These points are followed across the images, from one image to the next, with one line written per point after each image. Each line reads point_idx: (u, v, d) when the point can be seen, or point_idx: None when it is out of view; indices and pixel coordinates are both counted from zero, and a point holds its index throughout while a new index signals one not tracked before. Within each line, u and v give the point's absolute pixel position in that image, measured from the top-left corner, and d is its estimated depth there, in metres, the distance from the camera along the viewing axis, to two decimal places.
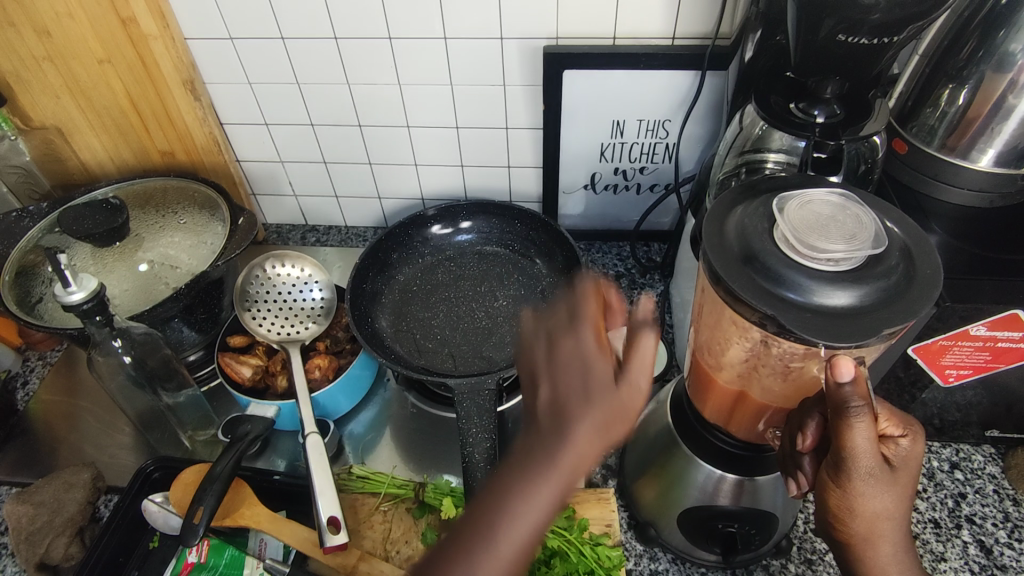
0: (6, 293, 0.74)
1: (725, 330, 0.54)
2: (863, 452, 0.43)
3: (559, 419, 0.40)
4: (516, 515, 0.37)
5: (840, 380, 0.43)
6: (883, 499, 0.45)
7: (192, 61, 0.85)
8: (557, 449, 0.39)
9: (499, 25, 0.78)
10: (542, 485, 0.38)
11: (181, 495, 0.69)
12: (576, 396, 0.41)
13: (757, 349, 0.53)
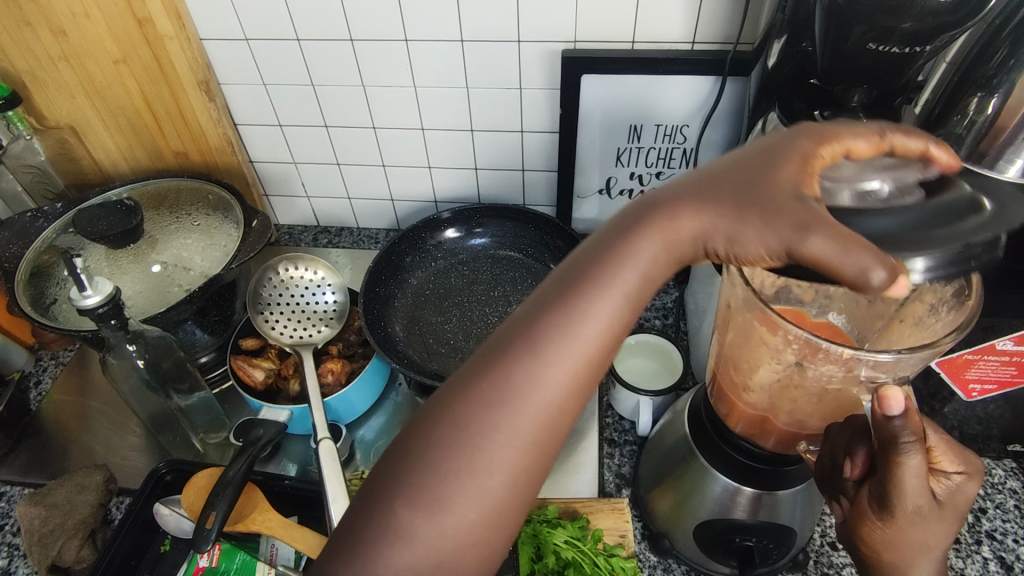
0: (20, 294, 0.74)
1: (753, 349, 0.55)
2: (912, 488, 0.42)
3: (640, 246, 0.40)
4: (550, 340, 0.39)
5: (889, 414, 0.42)
6: (930, 534, 0.45)
7: (207, 61, 0.85)
8: (618, 273, 0.40)
9: (516, 28, 0.77)
10: (599, 306, 0.40)
11: (194, 499, 0.69)
12: (663, 224, 0.40)
13: (790, 372, 0.53)
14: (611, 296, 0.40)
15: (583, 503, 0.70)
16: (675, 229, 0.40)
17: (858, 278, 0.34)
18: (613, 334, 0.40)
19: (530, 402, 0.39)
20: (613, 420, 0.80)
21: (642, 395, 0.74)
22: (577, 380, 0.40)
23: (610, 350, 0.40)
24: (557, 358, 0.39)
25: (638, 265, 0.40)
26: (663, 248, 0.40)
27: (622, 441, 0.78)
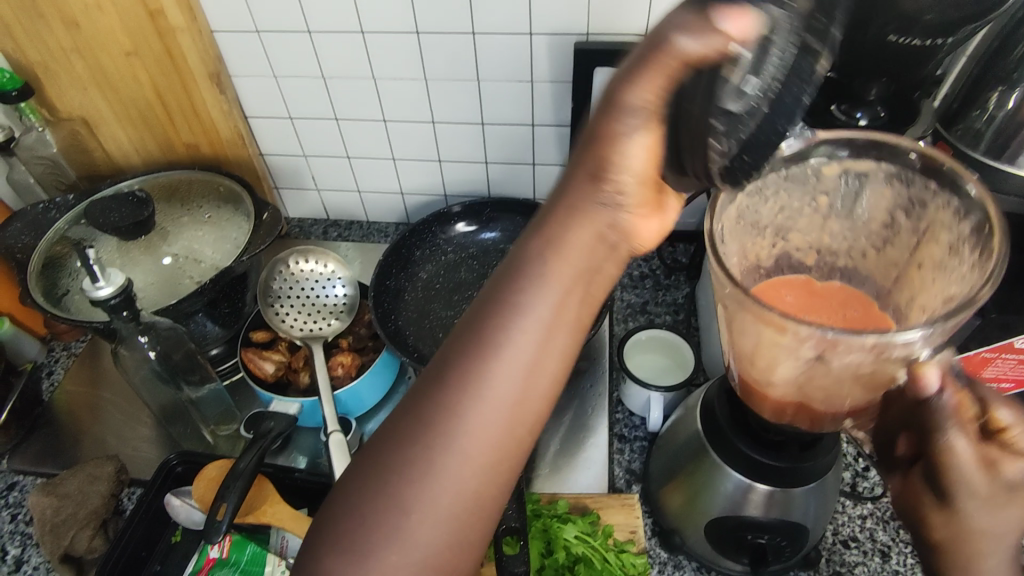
0: (33, 286, 0.74)
1: (766, 346, 0.48)
2: (964, 470, 0.41)
3: (529, 244, 0.38)
4: (464, 378, 0.37)
5: (928, 392, 0.42)
6: (998, 519, 0.41)
7: (219, 54, 0.85)
8: (527, 300, 0.37)
9: (528, 20, 0.76)
10: (496, 308, 0.37)
11: (204, 491, 0.69)
12: (549, 219, 0.38)
13: (812, 367, 0.46)
14: (510, 296, 0.37)
15: (593, 499, 0.69)
16: (564, 222, 0.38)
17: (671, 58, 0.33)
18: (536, 364, 0.37)
19: (440, 418, 0.37)
20: (623, 416, 0.79)
21: (652, 391, 0.74)
22: (500, 417, 0.37)
23: (533, 380, 0.38)
24: (458, 364, 0.37)
25: (529, 259, 0.38)
26: (555, 241, 0.38)
27: (632, 437, 0.78)
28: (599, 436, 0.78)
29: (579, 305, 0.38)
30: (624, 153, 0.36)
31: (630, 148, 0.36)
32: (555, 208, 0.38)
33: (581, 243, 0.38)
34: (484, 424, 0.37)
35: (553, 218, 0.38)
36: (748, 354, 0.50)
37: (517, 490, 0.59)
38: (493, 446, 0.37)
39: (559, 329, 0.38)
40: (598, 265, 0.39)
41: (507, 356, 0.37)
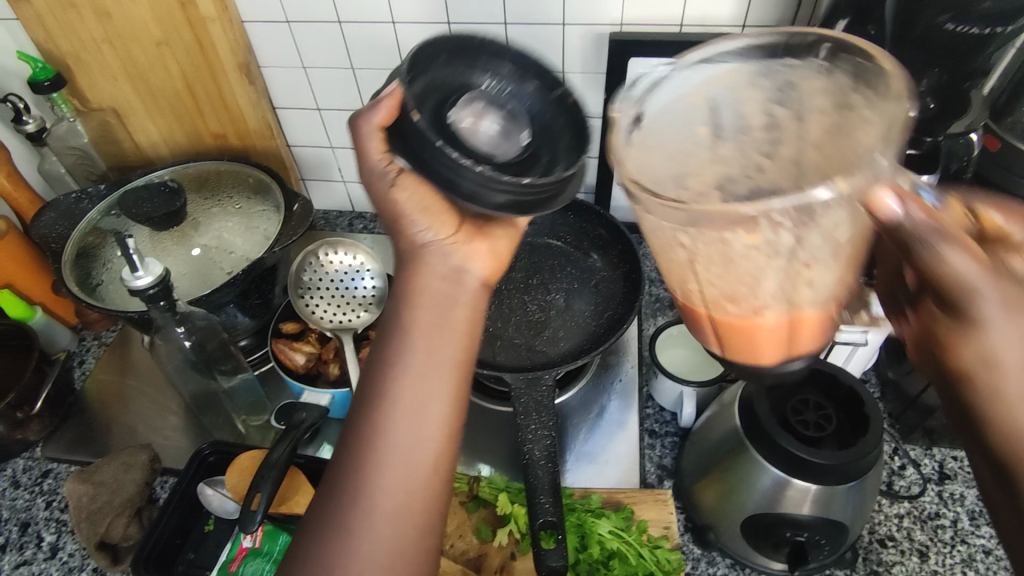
0: (69, 276, 0.75)
1: (738, 262, 0.34)
2: (971, 291, 0.33)
3: (391, 315, 0.47)
4: (369, 411, 0.44)
5: (896, 215, 0.31)
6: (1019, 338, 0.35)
7: (249, 45, 0.84)
8: (401, 338, 0.46)
9: (562, 10, 0.75)
10: (377, 369, 0.46)
11: (237, 481, 0.70)
12: (405, 293, 0.48)
13: (792, 261, 0.34)
14: (388, 354, 0.46)
15: (625, 494, 0.69)
16: (414, 295, 0.47)
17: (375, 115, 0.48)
18: (426, 386, 0.45)
19: (346, 469, 0.44)
20: (654, 410, 0.80)
21: (686, 387, 0.73)
22: (407, 433, 0.44)
23: (427, 395, 0.45)
24: (361, 397, 0.45)
25: (392, 326, 0.47)
26: (416, 309, 0.47)
27: (663, 432, 0.78)
28: (628, 430, 0.77)
29: (450, 348, 0.47)
30: (416, 213, 0.50)
31: (395, 196, 0.50)
32: (404, 284, 0.48)
33: (430, 291, 0.48)
34: (390, 466, 0.43)
35: (407, 291, 0.48)
36: (726, 290, 0.36)
37: (553, 486, 0.59)
38: (404, 481, 0.44)
39: (438, 374, 0.46)
40: (458, 319, 0.48)
41: (394, 403, 0.44)
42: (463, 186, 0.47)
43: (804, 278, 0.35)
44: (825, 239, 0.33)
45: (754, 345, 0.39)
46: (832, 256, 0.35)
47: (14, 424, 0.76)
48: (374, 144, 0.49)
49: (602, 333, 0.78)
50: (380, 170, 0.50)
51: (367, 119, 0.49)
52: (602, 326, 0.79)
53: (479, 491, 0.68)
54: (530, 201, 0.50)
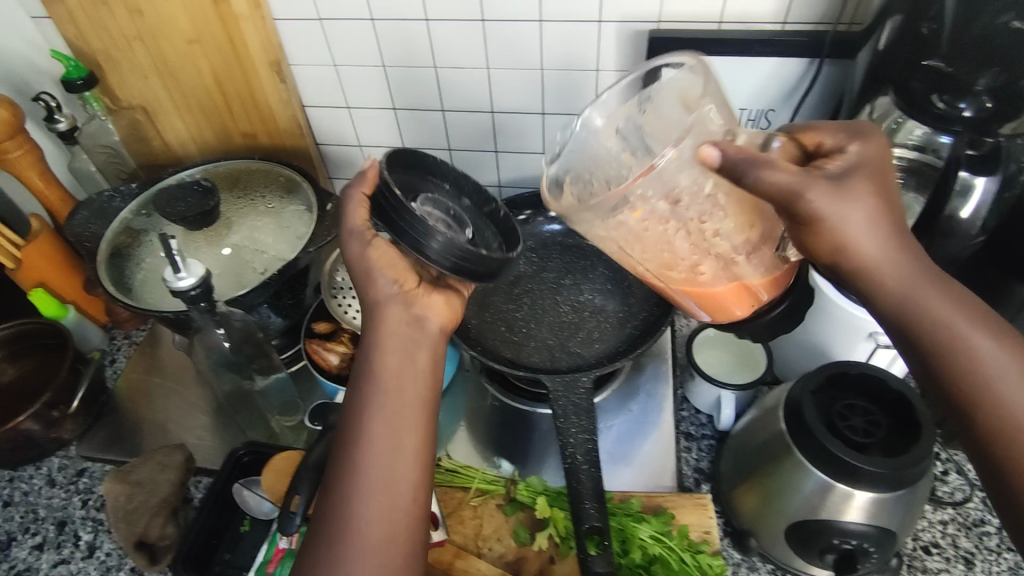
0: (104, 275, 0.75)
1: (657, 237, 0.57)
2: (794, 186, 0.45)
3: (361, 363, 0.54)
4: (351, 444, 0.51)
5: (715, 161, 0.48)
6: (860, 218, 0.46)
7: (281, 43, 0.84)
8: (370, 383, 0.53)
9: (599, 6, 0.74)
10: (354, 408, 0.53)
11: (273, 482, 0.69)
12: (374, 343, 0.55)
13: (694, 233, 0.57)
14: (361, 397, 0.53)
15: (664, 498, 0.69)
16: (381, 344, 0.55)
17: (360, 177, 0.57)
18: (399, 420, 0.53)
19: (334, 499, 0.51)
20: (689, 413, 0.79)
21: (724, 390, 0.73)
22: (387, 459, 0.51)
23: (400, 426, 0.52)
24: (343, 434, 0.52)
25: (364, 372, 0.54)
26: (384, 355, 0.54)
27: (699, 435, 0.77)
28: (664, 432, 0.78)
29: (415, 388, 0.54)
30: (381, 269, 0.56)
31: (369, 254, 0.57)
32: (372, 335, 0.55)
33: (397, 343, 0.55)
34: (372, 494, 0.50)
35: (375, 341, 0.55)
36: (665, 260, 0.59)
37: (596, 492, 0.59)
38: (385, 506, 0.50)
39: (407, 412, 0.53)
40: (420, 363, 0.55)
41: (372, 439, 0.51)
42: (423, 246, 0.53)
43: (709, 230, 0.57)
44: (704, 201, 0.55)
45: (711, 291, 0.60)
46: (720, 211, 0.56)
47: (49, 423, 0.76)
48: (358, 211, 0.57)
49: (638, 337, 0.77)
50: (355, 231, 0.57)
51: (353, 197, 0.57)
52: (637, 328, 0.79)
53: (517, 493, 0.68)
54: (475, 270, 0.55)
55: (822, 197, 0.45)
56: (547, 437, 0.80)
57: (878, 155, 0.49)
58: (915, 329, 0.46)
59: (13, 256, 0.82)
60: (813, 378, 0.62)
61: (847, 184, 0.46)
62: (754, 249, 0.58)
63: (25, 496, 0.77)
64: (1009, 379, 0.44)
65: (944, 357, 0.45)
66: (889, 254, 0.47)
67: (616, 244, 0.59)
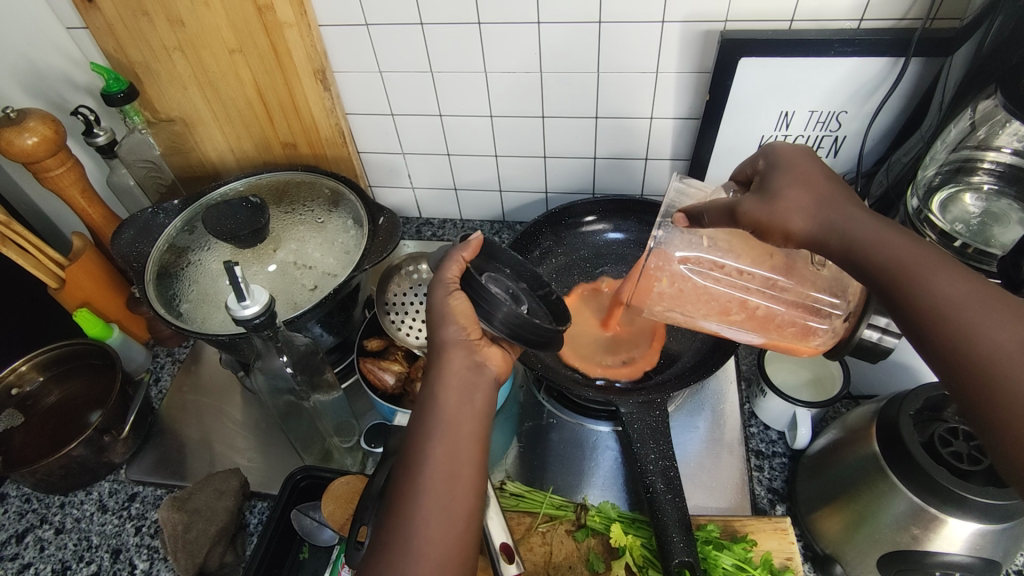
0: (153, 299, 0.72)
1: (687, 292, 0.67)
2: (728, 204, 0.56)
3: (423, 401, 0.52)
4: (412, 481, 0.48)
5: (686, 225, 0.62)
6: (794, 200, 0.52)
7: (325, 50, 0.80)
8: (427, 422, 0.51)
9: (663, 6, 0.69)
10: (415, 445, 0.50)
11: (334, 510, 0.66)
12: (436, 383, 0.53)
13: (733, 284, 0.65)
14: (417, 437, 0.51)
15: (741, 521, 0.65)
16: (443, 382, 0.53)
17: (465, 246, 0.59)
18: (456, 458, 0.50)
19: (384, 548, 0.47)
20: (758, 430, 0.76)
21: (798, 407, 0.70)
22: (446, 499, 0.48)
23: (462, 465, 0.50)
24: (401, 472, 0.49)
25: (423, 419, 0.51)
26: (445, 392, 0.52)
27: (770, 453, 0.74)
28: (733, 453, 0.75)
29: (473, 426, 0.52)
30: (455, 316, 0.54)
31: (449, 302, 0.55)
32: (435, 375, 0.53)
33: (458, 384, 0.53)
34: (427, 531, 0.47)
35: (438, 381, 0.53)
36: (717, 308, 0.67)
37: (681, 522, 0.58)
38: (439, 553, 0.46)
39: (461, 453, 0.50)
40: (473, 408, 0.52)
41: (427, 481, 0.48)
42: (489, 317, 0.54)
43: (740, 267, 0.65)
44: (709, 251, 0.65)
45: (777, 320, 0.65)
46: (732, 253, 0.65)
47: (100, 448, 0.74)
48: (453, 270, 0.57)
49: (707, 355, 0.74)
50: (444, 281, 0.56)
51: (452, 258, 0.58)
52: (702, 344, 0.76)
53: (588, 520, 0.66)
54: (534, 341, 0.55)
55: (750, 205, 0.54)
56: (609, 456, 0.77)
57: (800, 150, 0.56)
58: (874, 279, 0.48)
59: (55, 276, 0.80)
60: (909, 399, 0.59)
61: (769, 183, 0.54)
62: (791, 270, 0.64)
63: (76, 523, 0.75)
64: (970, 308, 0.42)
65: (898, 296, 0.46)
66: (827, 218, 0.50)
67: (671, 309, 0.70)
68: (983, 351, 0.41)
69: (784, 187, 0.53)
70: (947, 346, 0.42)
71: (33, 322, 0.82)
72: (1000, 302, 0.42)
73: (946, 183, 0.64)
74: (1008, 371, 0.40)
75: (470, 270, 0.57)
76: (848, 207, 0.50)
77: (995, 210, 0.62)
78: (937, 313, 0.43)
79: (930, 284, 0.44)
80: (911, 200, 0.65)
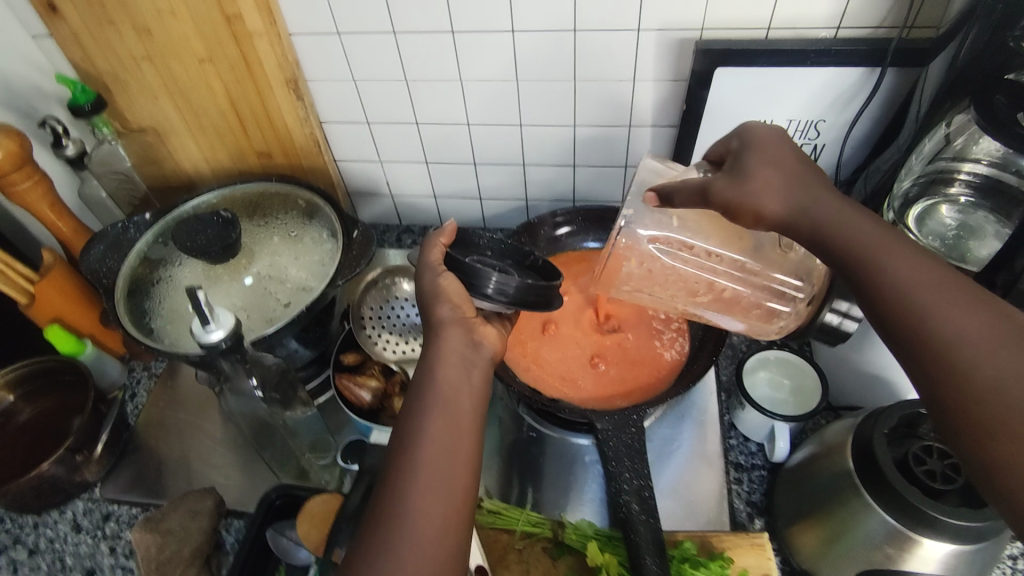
0: (122, 315, 0.71)
1: (660, 282, 0.68)
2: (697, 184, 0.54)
3: (418, 384, 0.52)
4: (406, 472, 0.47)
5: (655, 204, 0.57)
6: (767, 179, 0.50)
7: (296, 59, 0.79)
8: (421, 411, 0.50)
9: (639, 14, 0.68)
10: (403, 439, 0.49)
11: (309, 530, 0.65)
12: (433, 361, 0.53)
13: (700, 263, 0.65)
14: (406, 433, 0.49)
15: (718, 537, 0.65)
16: (443, 359, 0.52)
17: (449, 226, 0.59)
18: (449, 449, 0.48)
19: (368, 546, 0.45)
20: (738, 442, 0.76)
21: (777, 421, 0.70)
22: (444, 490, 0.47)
23: (457, 454, 0.48)
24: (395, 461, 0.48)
25: (400, 433, 0.50)
26: (442, 370, 0.52)
27: (750, 466, 0.74)
28: (713, 466, 0.75)
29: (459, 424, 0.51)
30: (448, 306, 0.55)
31: (438, 282, 0.55)
32: (434, 350, 0.53)
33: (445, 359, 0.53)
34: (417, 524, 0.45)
35: (438, 356, 0.53)
36: (685, 289, 0.68)
37: (655, 543, 0.57)
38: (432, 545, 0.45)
39: (457, 454, 0.48)
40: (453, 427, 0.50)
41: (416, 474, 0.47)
42: (486, 294, 0.54)
43: (709, 249, 0.64)
44: (679, 230, 0.63)
45: (744, 302, 0.66)
46: (701, 233, 0.63)
47: (73, 467, 0.73)
48: (435, 253, 0.57)
49: (687, 365, 0.72)
50: (429, 264, 0.56)
51: (431, 245, 0.57)
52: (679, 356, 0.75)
53: (565, 537, 0.65)
54: (533, 302, 0.56)
55: (721, 184, 0.51)
56: (590, 470, 0.77)
57: (771, 130, 0.53)
58: (838, 262, 0.47)
59: (25, 291, 0.78)
60: (885, 417, 0.58)
61: (742, 163, 0.52)
62: (760, 254, 0.63)
63: (50, 543, 0.74)
64: (927, 293, 0.42)
65: (863, 282, 0.45)
66: (797, 201, 0.49)
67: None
68: (943, 339, 0.40)
69: (756, 168, 0.51)
70: (911, 331, 0.42)
71: (5, 339, 0.81)
72: (963, 289, 0.42)
73: (922, 195, 0.63)
74: (966, 354, 0.39)
75: (452, 254, 0.57)
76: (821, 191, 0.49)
77: (971, 222, 0.61)
78: (903, 301, 0.42)
79: (891, 268, 0.44)
80: (888, 213, 0.64)
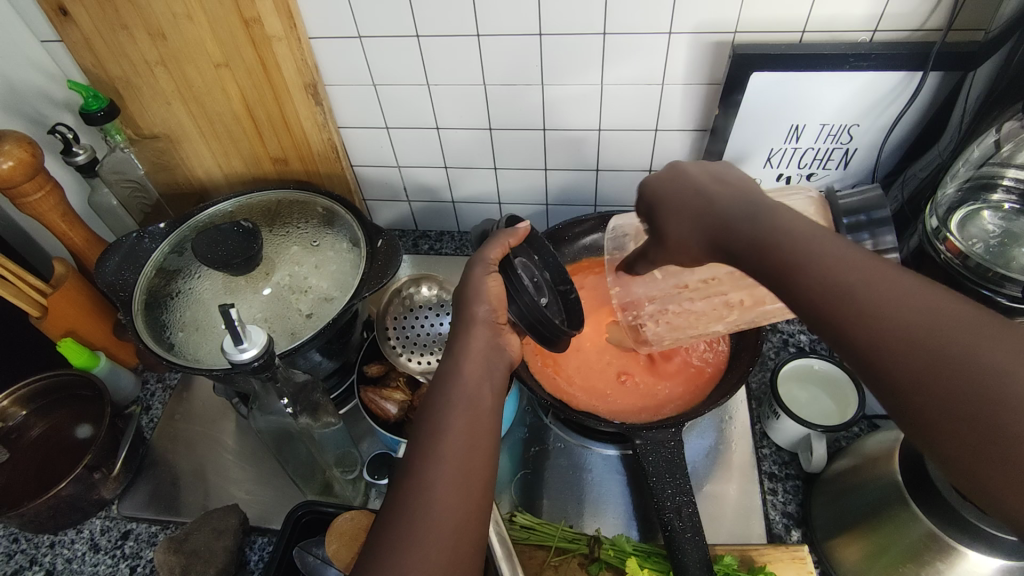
0: (141, 330, 0.69)
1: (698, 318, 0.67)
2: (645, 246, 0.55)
3: (447, 384, 0.49)
4: (432, 480, 0.44)
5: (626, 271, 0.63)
6: (676, 231, 0.48)
7: (317, 64, 0.76)
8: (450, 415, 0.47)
9: (671, 16, 0.66)
10: (425, 444, 0.46)
11: (339, 550, 0.63)
12: (457, 357, 0.52)
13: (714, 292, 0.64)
14: (429, 439, 0.46)
15: (758, 551, 0.64)
16: (466, 354, 0.52)
17: (513, 232, 0.60)
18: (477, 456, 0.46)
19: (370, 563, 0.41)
20: (771, 451, 0.75)
21: (814, 432, 0.68)
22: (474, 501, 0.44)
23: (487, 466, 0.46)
24: (417, 467, 0.44)
25: (422, 445, 0.46)
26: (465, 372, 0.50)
27: (783, 476, 0.73)
28: (745, 477, 0.74)
29: None
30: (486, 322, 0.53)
31: (486, 282, 0.55)
32: (458, 345, 0.53)
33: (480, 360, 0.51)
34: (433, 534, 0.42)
35: (463, 351, 0.52)
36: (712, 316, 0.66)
37: (702, 561, 0.56)
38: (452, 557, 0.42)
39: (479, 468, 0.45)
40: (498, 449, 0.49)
41: (441, 482, 0.44)
42: (518, 309, 0.56)
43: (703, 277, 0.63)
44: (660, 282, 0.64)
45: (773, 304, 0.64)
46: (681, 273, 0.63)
47: (90, 485, 0.71)
48: (496, 250, 0.57)
49: (722, 375, 0.70)
50: (485, 260, 0.56)
51: (497, 241, 0.58)
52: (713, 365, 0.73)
53: (602, 554, 0.64)
54: (545, 337, 0.57)
55: (656, 249, 0.52)
56: (615, 482, 0.75)
57: (669, 170, 0.50)
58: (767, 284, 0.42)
59: (38, 304, 0.76)
60: None
61: (651, 221, 0.51)
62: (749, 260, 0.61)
63: (68, 564, 0.72)
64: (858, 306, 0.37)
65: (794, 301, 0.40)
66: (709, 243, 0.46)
67: (683, 338, 0.70)
68: (879, 343, 0.36)
69: (663, 224, 0.49)
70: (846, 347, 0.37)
71: (17, 352, 0.78)
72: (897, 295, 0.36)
73: (966, 201, 0.63)
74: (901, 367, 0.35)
75: (510, 256, 0.58)
76: (727, 216, 0.44)
77: (1016, 229, 0.60)
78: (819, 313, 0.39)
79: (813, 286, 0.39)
80: (931, 219, 0.63)
